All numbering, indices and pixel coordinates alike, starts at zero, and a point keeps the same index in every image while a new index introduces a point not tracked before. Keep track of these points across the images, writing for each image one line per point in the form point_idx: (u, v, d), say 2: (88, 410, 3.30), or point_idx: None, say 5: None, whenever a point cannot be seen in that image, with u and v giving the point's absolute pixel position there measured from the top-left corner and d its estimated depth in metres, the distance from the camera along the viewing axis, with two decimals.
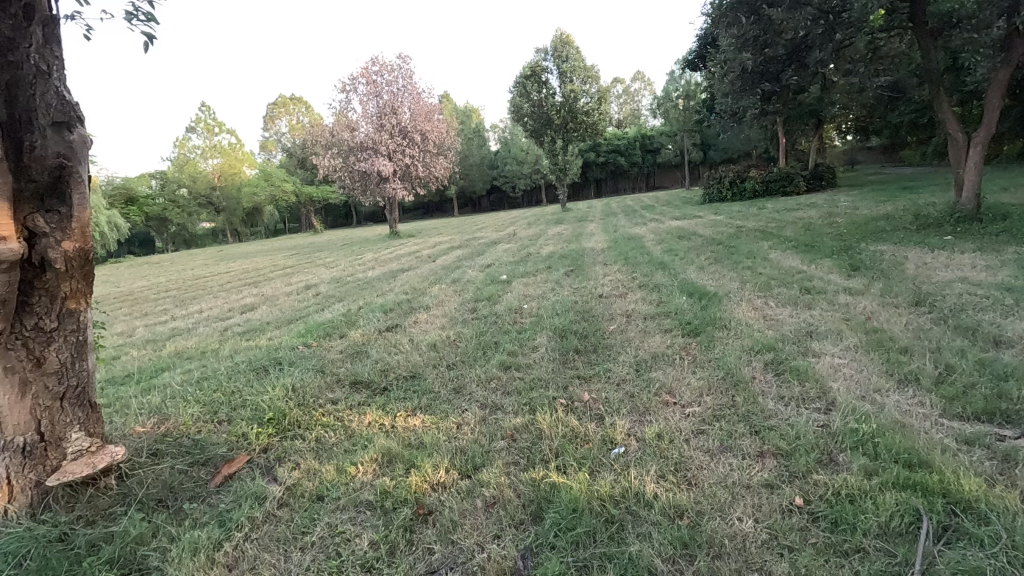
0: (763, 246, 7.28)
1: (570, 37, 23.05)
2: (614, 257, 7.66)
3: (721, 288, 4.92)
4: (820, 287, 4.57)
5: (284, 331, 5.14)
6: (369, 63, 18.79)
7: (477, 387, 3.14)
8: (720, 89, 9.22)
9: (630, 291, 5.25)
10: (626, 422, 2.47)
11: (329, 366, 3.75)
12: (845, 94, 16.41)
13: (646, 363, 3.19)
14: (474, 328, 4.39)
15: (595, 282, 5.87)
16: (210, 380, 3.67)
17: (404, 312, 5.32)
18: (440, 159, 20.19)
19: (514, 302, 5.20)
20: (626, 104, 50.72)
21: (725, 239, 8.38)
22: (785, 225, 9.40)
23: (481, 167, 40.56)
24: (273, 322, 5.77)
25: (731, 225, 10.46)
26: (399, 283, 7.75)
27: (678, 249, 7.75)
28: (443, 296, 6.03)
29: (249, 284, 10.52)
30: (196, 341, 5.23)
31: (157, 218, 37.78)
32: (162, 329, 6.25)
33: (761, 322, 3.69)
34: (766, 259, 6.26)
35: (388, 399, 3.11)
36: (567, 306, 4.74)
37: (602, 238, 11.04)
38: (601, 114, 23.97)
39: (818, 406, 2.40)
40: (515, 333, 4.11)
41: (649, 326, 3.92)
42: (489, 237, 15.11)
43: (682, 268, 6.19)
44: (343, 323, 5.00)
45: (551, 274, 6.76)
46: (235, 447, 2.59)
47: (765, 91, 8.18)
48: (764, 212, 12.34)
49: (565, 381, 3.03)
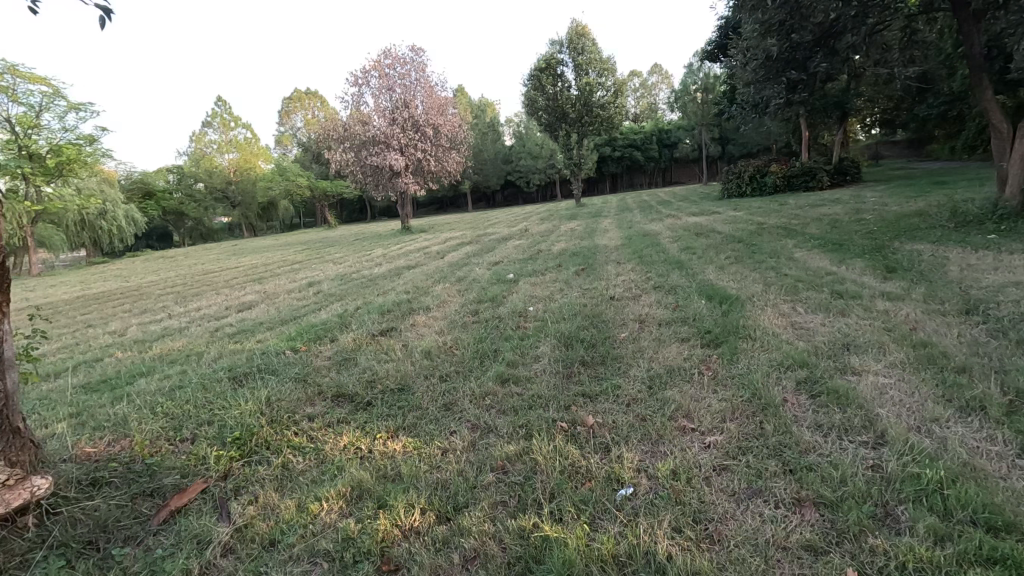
0: (787, 244, 6.84)
1: (586, 29, 22.50)
2: (628, 255, 7.28)
3: (744, 290, 4.53)
4: (853, 291, 4.15)
5: (274, 333, 4.84)
6: (381, 56, 18.41)
7: (469, 404, 2.81)
8: (742, 79, 8.75)
9: (644, 294, 4.88)
10: (636, 454, 2.12)
11: (313, 376, 3.44)
12: (872, 85, 15.79)
13: (660, 379, 2.82)
14: (472, 333, 4.04)
15: (607, 282, 5.51)
16: (182, 390, 3.38)
17: (402, 313, 5.00)
18: (452, 153, 19.88)
19: (518, 305, 4.85)
20: (643, 98, 50.30)
21: (746, 236, 7.95)
22: (810, 223, 8.92)
23: (496, 162, 40.23)
24: (265, 322, 5.49)
25: (751, 222, 10.00)
26: (403, 281, 7.45)
27: (695, 247, 7.32)
28: (446, 296, 5.72)
29: (253, 281, 10.28)
30: (183, 343, 4.96)
31: (173, 212, 38.01)
32: (153, 329, 6.00)
33: (789, 332, 3.31)
34: (792, 258, 5.82)
35: (370, 415, 2.80)
36: (575, 310, 4.39)
37: (615, 235, 10.64)
38: (617, 106, 23.45)
39: (864, 440, 2.04)
40: (517, 340, 3.77)
41: (664, 335, 3.55)
42: (501, 232, 14.78)
43: (700, 267, 5.82)
44: (337, 326, 4.70)
45: (560, 273, 6.40)
46: (190, 474, 2.28)
47: (791, 80, 7.70)
48: (787, 208, 11.82)
49: (568, 399, 2.69)
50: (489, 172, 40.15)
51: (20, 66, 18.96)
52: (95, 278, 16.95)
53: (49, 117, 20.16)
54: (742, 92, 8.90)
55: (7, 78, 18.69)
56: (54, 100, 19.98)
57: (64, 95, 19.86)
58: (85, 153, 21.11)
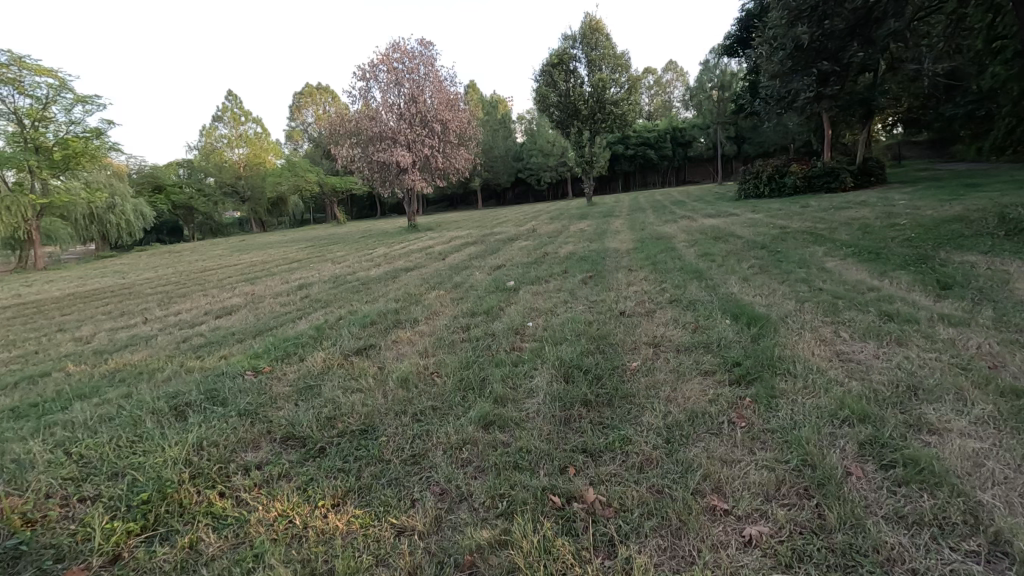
0: (815, 252, 6.22)
1: (600, 24, 21.83)
2: (640, 261, 6.70)
3: (773, 308, 3.94)
4: (906, 312, 3.55)
5: (243, 347, 4.33)
6: (390, 49, 17.80)
7: (441, 458, 2.26)
8: (766, 73, 8.12)
9: (659, 309, 4.31)
10: (652, 555, 1.57)
11: (263, 411, 2.89)
12: (900, 81, 15.02)
13: (680, 434, 2.25)
14: (460, 356, 3.49)
15: (617, 293, 4.95)
16: (111, 423, 2.85)
17: (386, 326, 4.47)
18: (461, 150, 19.32)
19: (516, 319, 4.31)
20: (657, 95, 49.48)
21: (769, 242, 7.34)
22: (836, 227, 8.28)
23: (507, 158, 39.73)
24: (239, 332, 4.98)
25: (773, 225, 9.36)
26: (397, 286, 6.92)
27: (714, 254, 6.71)
28: (439, 305, 5.19)
29: (244, 281, 9.82)
30: (144, 355, 4.47)
31: (184, 206, 37.84)
32: (120, 337, 5.50)
33: (836, 368, 2.72)
34: (824, 269, 5.22)
35: (319, 469, 2.25)
36: (579, 328, 3.82)
37: (628, 236, 10.08)
38: (631, 103, 22.79)
39: (973, 546, 1.47)
40: (510, 366, 3.22)
41: (684, 365, 2.99)
42: (508, 232, 14.22)
43: (721, 277, 5.23)
44: (310, 341, 4.18)
45: (565, 281, 5.84)
46: (67, 558, 1.76)
47: (822, 72, 7.04)
48: (809, 211, 11.16)
49: (563, 458, 2.13)
50: (499, 169, 39.65)
51: (27, 57, 18.46)
52: (96, 274, 16.63)
53: (57, 110, 19.68)
54: (765, 86, 8.26)
55: (13, 70, 18.13)
56: (61, 93, 19.45)
57: (72, 87, 19.40)
58: (93, 147, 20.74)
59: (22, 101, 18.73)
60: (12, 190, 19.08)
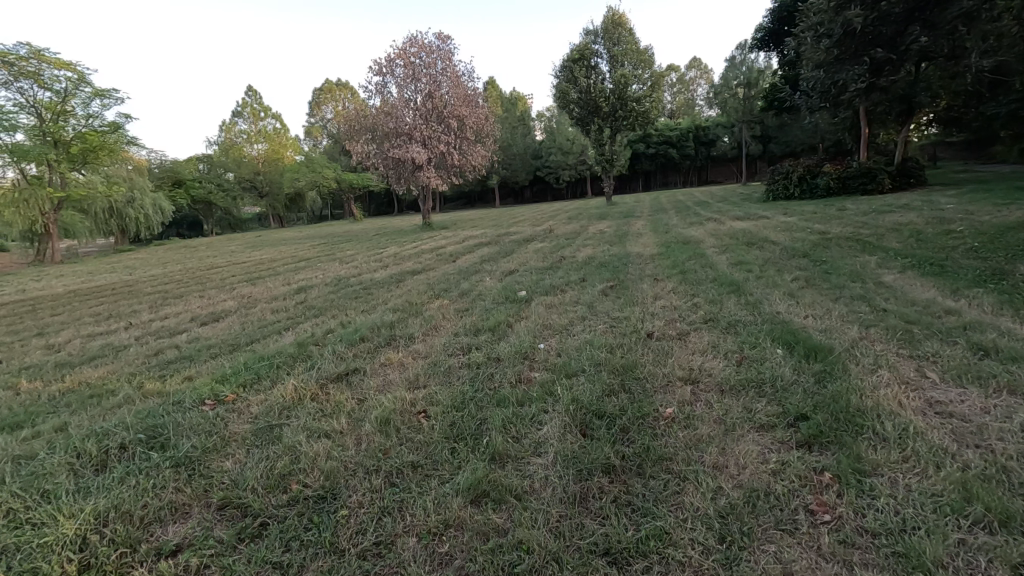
0: (866, 263, 5.52)
1: (623, 18, 21.20)
2: (666, 269, 6.07)
3: (834, 334, 3.29)
4: (1007, 346, 2.88)
5: (214, 366, 3.78)
6: (407, 44, 17.23)
7: (413, 554, 1.68)
8: (808, 65, 7.41)
9: (694, 331, 3.68)
10: None
11: (205, 462, 2.34)
12: (945, 77, 14.11)
13: (739, 529, 1.64)
14: (454, 390, 2.90)
15: (643, 309, 4.34)
16: (19, 470, 2.31)
17: (378, 344, 3.90)
18: (479, 147, 18.70)
19: (525, 341, 3.71)
20: (679, 93, 48.59)
21: (810, 249, 6.65)
22: (883, 233, 7.55)
23: (526, 156, 39.08)
24: (216, 346, 4.44)
25: (810, 230, 8.64)
26: (400, 292, 6.37)
27: (750, 262, 6.05)
28: (440, 318, 4.61)
29: (245, 281, 9.38)
30: (107, 371, 3.96)
31: (202, 202, 37.01)
32: (91, 346, 4.98)
33: (938, 428, 2.08)
34: (883, 284, 4.54)
35: (250, 562, 1.69)
36: (597, 355, 3.21)
37: (651, 239, 9.44)
38: (654, 101, 22.03)
39: None
40: (515, 407, 2.63)
41: (733, 416, 2.37)
42: (524, 233, 13.62)
43: (763, 291, 4.58)
44: (288, 361, 3.63)
45: (583, 291, 5.23)
46: None
47: (875, 61, 6.33)
48: (848, 214, 10.39)
49: (578, 567, 1.55)
50: (518, 167, 39.04)
51: (47, 50, 18.32)
52: (105, 268, 16.30)
53: (76, 103, 19.55)
54: (807, 79, 7.57)
55: (32, 63, 17.99)
56: (80, 86, 19.27)
57: (90, 80, 19.17)
58: (112, 141, 20.46)
59: (41, 94, 18.60)
60: (31, 183, 18.85)
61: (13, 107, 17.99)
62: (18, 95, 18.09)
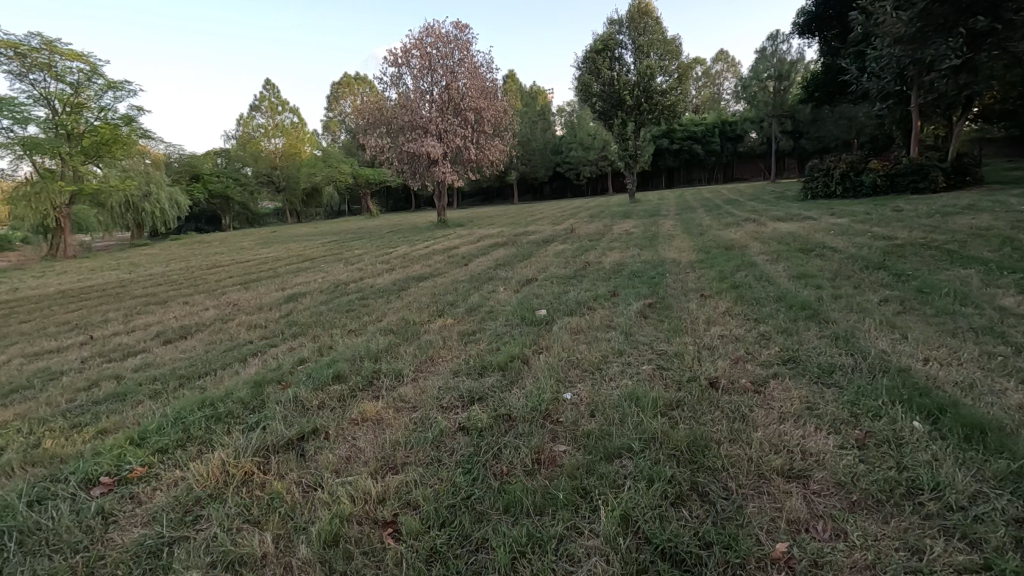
0: (965, 279, 4.48)
1: (650, 6, 20.15)
2: (713, 282, 5.08)
3: (987, 395, 2.30)
4: None
5: (144, 413, 2.92)
6: (423, 33, 16.35)
7: None
8: (883, 41, 6.30)
9: (773, 378, 2.72)
10: None
11: None
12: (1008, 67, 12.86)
13: None
14: (442, 479, 1.98)
15: (700, 340, 3.38)
16: None
17: (353, 387, 3.00)
18: (496, 141, 17.66)
19: (545, 388, 2.77)
20: (705, 88, 47.17)
21: (887, 258, 5.60)
22: (964, 238, 6.50)
23: (545, 152, 38.11)
24: (162, 379, 3.57)
25: (871, 234, 7.56)
26: (398, 305, 5.49)
27: (815, 275, 5.06)
28: (438, 346, 3.68)
29: (237, 285, 8.59)
30: (14, 413, 3.10)
31: (221, 198, 36.20)
32: (26, 370, 4.16)
33: None
34: (1005, 310, 3.55)
35: None
36: (649, 422, 2.26)
37: (687, 242, 8.46)
38: (682, 93, 20.82)
39: None
40: (532, 521, 1.71)
41: (896, 568, 1.41)
42: (544, 232, 12.65)
43: (849, 318, 3.60)
44: (232, 413, 2.76)
45: (617, 311, 4.31)
46: None
47: (972, 32, 5.27)
48: (908, 215, 9.28)
49: None
50: (537, 163, 38.00)
51: (58, 41, 17.80)
52: (109, 266, 15.63)
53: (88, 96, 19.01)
54: (877, 57, 6.51)
55: (44, 54, 17.51)
56: (93, 78, 18.71)
57: (102, 72, 18.60)
58: (125, 134, 19.87)
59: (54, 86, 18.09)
60: (44, 177, 18.36)
61: (26, 100, 17.56)
62: (31, 88, 17.65)
